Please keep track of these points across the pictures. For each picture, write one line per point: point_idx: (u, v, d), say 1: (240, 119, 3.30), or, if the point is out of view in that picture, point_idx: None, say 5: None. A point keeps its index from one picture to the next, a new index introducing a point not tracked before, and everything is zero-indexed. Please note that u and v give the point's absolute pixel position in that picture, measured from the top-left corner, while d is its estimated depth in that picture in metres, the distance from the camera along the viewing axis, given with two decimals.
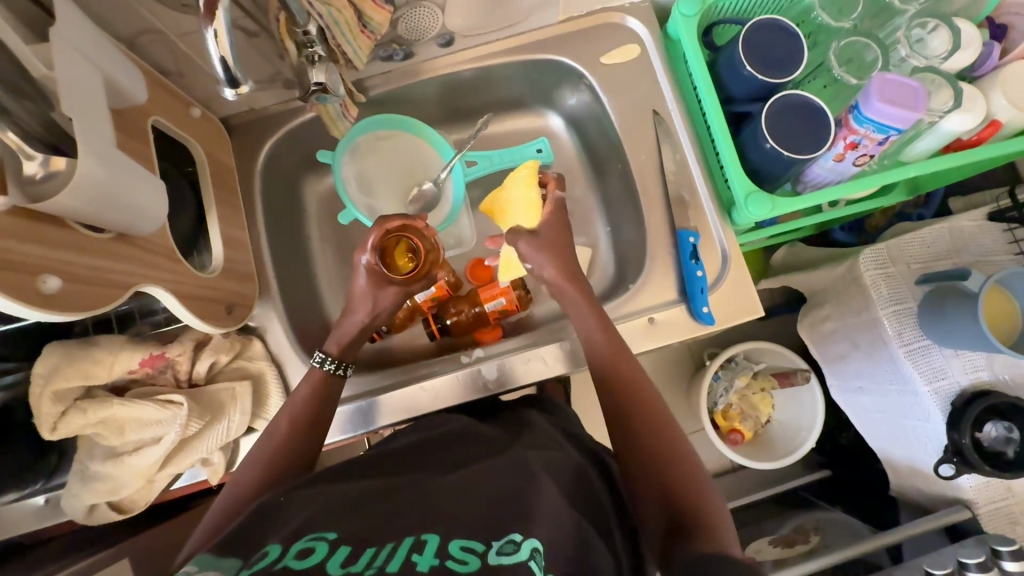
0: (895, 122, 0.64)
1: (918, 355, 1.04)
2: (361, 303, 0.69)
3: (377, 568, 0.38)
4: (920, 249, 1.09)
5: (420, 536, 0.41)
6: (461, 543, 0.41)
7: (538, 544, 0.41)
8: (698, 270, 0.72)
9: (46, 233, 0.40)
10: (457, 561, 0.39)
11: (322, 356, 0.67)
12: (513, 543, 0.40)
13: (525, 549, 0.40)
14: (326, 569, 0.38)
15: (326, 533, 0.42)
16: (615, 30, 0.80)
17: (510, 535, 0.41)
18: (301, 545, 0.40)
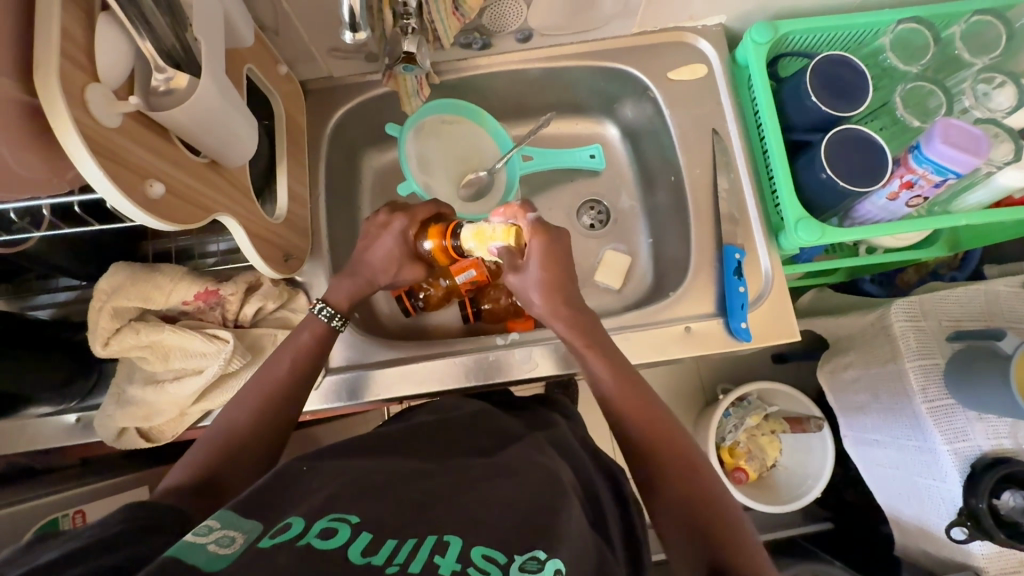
0: (954, 165, 0.65)
1: (941, 414, 1.03)
2: (385, 271, 0.68)
3: (398, 568, 0.34)
4: (956, 306, 1.08)
5: (442, 535, 0.37)
6: (483, 550, 0.36)
7: (562, 566, 0.35)
8: (740, 286, 0.74)
9: (158, 144, 0.43)
10: (478, 570, 0.34)
11: (331, 313, 0.63)
12: (536, 561, 0.35)
13: (549, 568, 0.35)
14: (348, 558, 0.34)
15: (351, 517, 0.38)
16: (686, 48, 0.83)
17: (533, 551, 0.36)
18: (324, 524, 0.37)
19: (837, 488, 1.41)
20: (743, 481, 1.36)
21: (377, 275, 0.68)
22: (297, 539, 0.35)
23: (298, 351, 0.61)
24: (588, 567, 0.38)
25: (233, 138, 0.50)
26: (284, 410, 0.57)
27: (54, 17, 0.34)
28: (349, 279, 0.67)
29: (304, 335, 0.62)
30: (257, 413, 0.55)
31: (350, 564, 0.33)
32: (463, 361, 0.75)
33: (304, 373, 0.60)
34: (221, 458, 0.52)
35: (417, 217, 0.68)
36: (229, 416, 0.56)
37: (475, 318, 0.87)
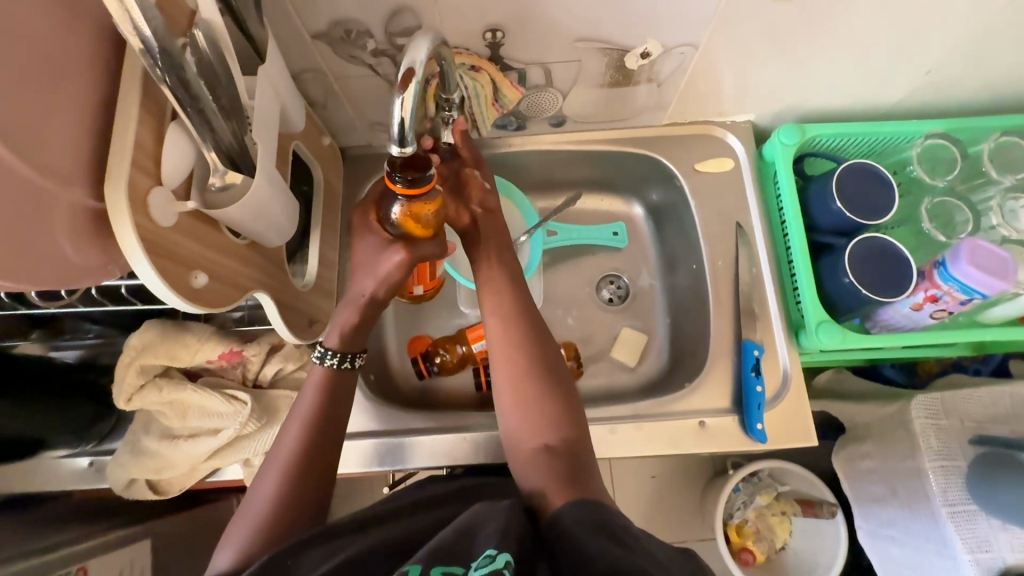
0: (980, 286, 0.65)
1: (962, 520, 0.99)
2: (365, 272, 0.57)
3: None
4: (979, 408, 1.05)
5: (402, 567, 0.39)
6: (442, 568, 0.39)
7: (510, 557, 0.39)
8: (757, 384, 0.73)
9: (207, 234, 0.45)
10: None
11: (322, 349, 0.55)
12: (488, 557, 0.39)
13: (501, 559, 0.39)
14: None
15: None
16: (714, 142, 0.85)
17: (486, 551, 0.40)
18: None
19: None
20: (749, 564, 1.31)
21: (360, 273, 0.57)
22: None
23: (304, 402, 0.53)
24: None
25: (276, 223, 0.52)
26: (301, 482, 0.49)
27: (130, 133, 0.37)
28: (344, 304, 0.57)
29: (308, 387, 0.54)
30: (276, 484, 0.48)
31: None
32: (474, 439, 0.74)
33: (315, 425, 0.52)
34: (260, 545, 0.45)
35: (370, 202, 0.58)
36: (253, 489, 0.49)
37: (488, 387, 0.87)
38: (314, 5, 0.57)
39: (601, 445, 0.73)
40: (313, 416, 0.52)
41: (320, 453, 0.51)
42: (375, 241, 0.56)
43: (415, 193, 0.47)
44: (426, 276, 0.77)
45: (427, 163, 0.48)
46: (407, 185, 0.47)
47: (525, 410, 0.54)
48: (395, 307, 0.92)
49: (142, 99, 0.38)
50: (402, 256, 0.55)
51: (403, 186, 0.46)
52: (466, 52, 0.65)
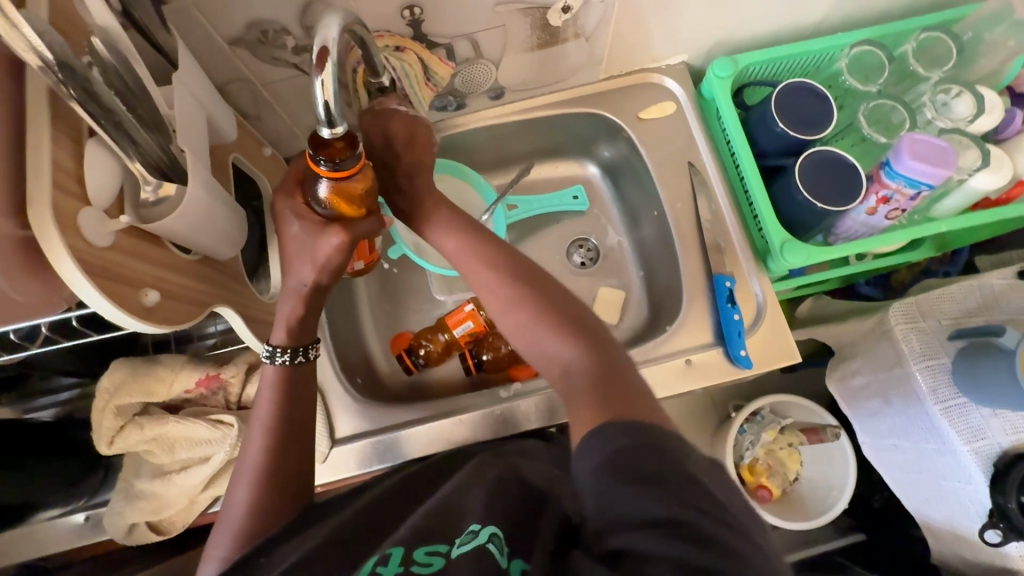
0: (926, 178, 0.67)
1: (955, 413, 1.03)
2: (297, 265, 0.52)
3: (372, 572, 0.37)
4: (952, 304, 1.09)
5: (386, 549, 0.40)
6: (427, 547, 0.39)
7: (497, 530, 0.40)
8: (734, 313, 0.74)
9: (148, 251, 0.44)
10: (422, 565, 0.38)
11: (270, 346, 0.52)
12: (470, 533, 0.40)
13: (484, 533, 0.39)
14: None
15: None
16: (653, 88, 0.86)
17: (469, 526, 0.41)
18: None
19: (865, 496, 1.41)
20: (767, 500, 1.39)
21: (296, 264, 0.52)
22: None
23: (264, 408, 0.51)
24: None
25: (222, 232, 0.51)
26: (275, 486, 0.48)
27: (44, 154, 0.36)
28: (285, 295, 0.54)
29: (264, 391, 0.52)
30: (246, 493, 0.47)
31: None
32: (474, 418, 0.74)
33: (279, 430, 0.50)
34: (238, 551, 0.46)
35: (295, 185, 0.53)
36: (225, 499, 0.49)
37: (477, 369, 0.87)
38: (223, 9, 0.56)
39: None
40: (275, 422, 0.50)
41: (289, 457, 0.50)
42: (305, 226, 0.51)
43: (342, 175, 0.45)
44: (364, 249, 0.70)
45: (353, 141, 0.46)
46: (334, 168, 0.45)
47: (534, 337, 0.50)
48: (371, 309, 0.92)
49: (52, 119, 0.37)
50: (340, 237, 0.50)
51: (329, 170, 0.44)
52: (387, 34, 0.65)
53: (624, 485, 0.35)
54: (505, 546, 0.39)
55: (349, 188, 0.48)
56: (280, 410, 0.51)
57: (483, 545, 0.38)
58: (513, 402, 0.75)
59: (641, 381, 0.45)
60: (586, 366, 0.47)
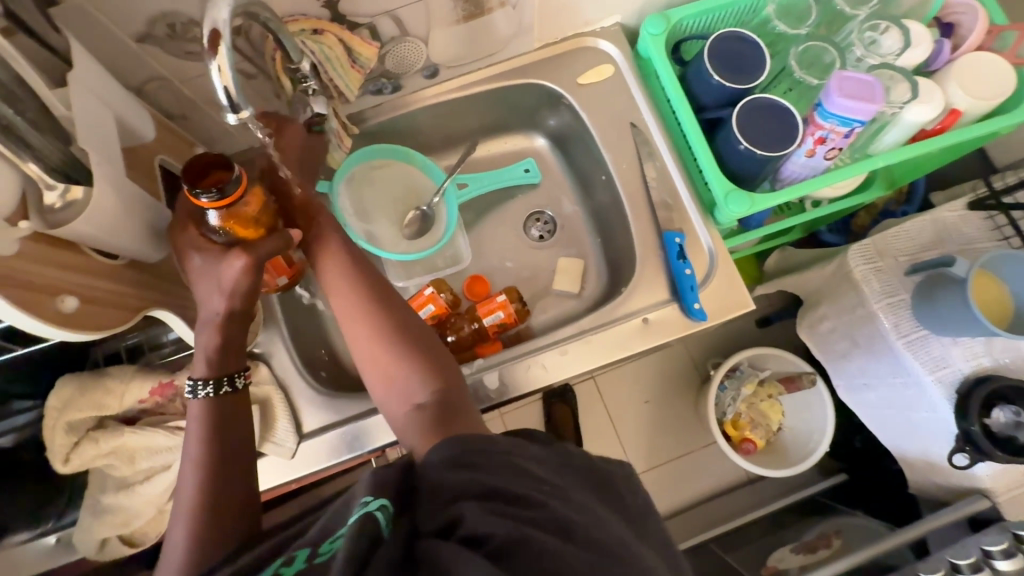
0: (857, 114, 0.68)
1: (917, 346, 1.06)
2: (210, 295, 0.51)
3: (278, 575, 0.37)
4: (908, 241, 1.11)
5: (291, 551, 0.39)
6: (325, 539, 0.39)
7: (387, 501, 0.40)
8: (686, 268, 0.75)
9: (61, 256, 0.44)
10: (323, 554, 0.37)
11: (191, 381, 0.52)
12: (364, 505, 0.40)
13: (373, 504, 0.39)
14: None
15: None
16: (589, 52, 0.85)
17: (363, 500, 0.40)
18: None
19: (845, 438, 1.45)
20: (751, 451, 1.43)
21: (206, 297, 0.52)
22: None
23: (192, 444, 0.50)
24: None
25: (145, 234, 0.50)
26: (216, 518, 0.47)
27: None
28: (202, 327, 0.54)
29: (191, 427, 0.51)
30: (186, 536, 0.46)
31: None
32: None
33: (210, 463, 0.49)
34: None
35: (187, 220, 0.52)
36: (167, 542, 0.47)
37: None
38: (123, 5, 0.54)
39: (557, 368, 0.74)
40: (204, 458, 0.49)
41: (227, 486, 0.49)
42: (207, 257, 0.51)
43: (225, 202, 0.46)
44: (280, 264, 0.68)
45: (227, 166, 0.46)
46: (214, 198, 0.45)
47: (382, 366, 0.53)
48: None
49: None
50: (243, 261, 0.50)
51: (208, 200, 0.45)
52: (302, 18, 0.63)
53: (462, 470, 0.41)
54: (392, 515, 0.39)
55: (239, 213, 0.48)
56: (208, 446, 0.50)
57: (369, 517, 0.38)
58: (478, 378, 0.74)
59: (476, 419, 0.50)
60: (430, 401, 0.50)
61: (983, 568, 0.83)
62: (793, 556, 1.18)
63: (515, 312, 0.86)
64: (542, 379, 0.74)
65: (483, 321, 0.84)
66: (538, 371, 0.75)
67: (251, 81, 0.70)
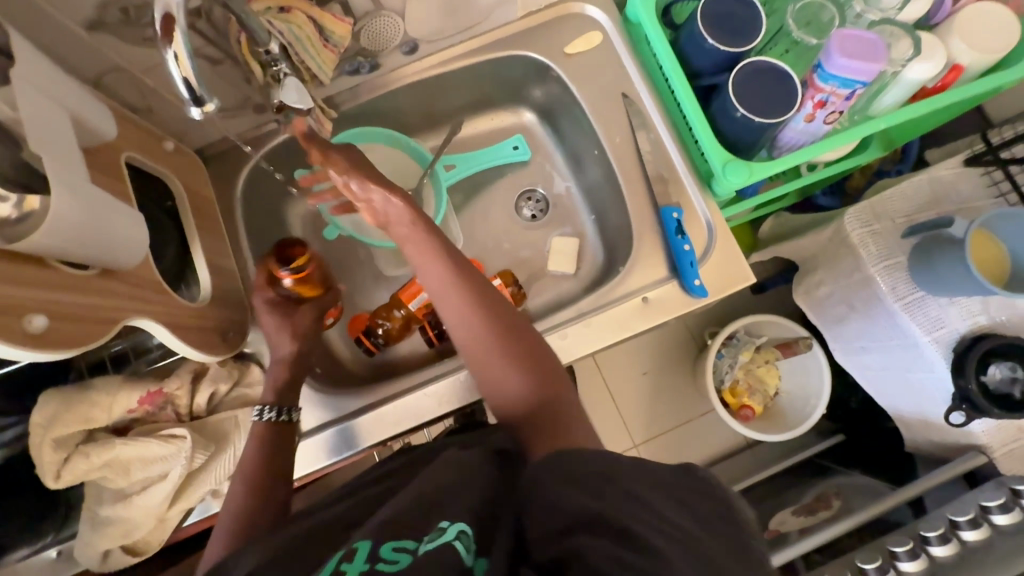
0: (859, 76, 0.65)
1: (914, 307, 1.06)
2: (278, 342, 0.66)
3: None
4: (904, 201, 1.10)
5: (352, 543, 0.38)
6: (392, 544, 0.38)
7: (465, 526, 0.40)
8: (685, 244, 0.73)
9: (24, 272, 0.41)
10: (388, 562, 0.36)
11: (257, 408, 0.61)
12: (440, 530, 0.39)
13: (451, 531, 0.39)
14: None
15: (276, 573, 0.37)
16: (575, 20, 0.81)
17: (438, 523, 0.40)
18: None
19: (842, 399, 1.47)
20: (750, 417, 1.44)
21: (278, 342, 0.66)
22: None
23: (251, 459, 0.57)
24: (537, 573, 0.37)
25: (115, 240, 0.47)
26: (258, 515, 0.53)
27: None
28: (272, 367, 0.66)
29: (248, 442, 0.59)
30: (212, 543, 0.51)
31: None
32: (442, 388, 0.73)
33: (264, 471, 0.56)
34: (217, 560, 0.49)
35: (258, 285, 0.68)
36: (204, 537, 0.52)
37: (440, 339, 0.85)
38: None
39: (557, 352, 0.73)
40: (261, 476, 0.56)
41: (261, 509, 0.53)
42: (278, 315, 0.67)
43: (301, 271, 0.64)
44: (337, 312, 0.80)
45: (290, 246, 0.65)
46: (294, 270, 0.64)
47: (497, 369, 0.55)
48: None
49: None
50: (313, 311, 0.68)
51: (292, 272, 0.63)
52: None
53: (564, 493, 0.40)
54: (472, 543, 0.39)
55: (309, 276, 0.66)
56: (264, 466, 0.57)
57: (450, 544, 0.38)
58: None
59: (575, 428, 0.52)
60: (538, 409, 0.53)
61: (982, 523, 0.84)
62: (794, 518, 1.20)
63: (512, 296, 0.84)
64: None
65: None
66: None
67: (218, 66, 0.65)
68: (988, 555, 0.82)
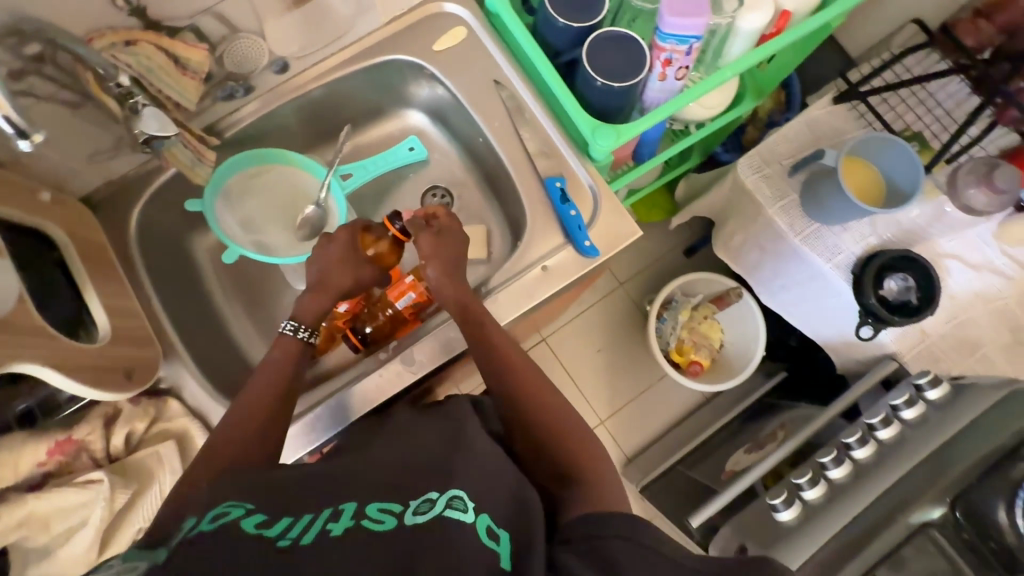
0: (692, 30, 0.71)
1: (813, 239, 1.13)
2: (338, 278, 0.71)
3: (291, 537, 0.38)
4: (786, 144, 1.18)
5: (338, 505, 0.42)
6: (379, 505, 0.42)
7: (457, 494, 0.43)
8: (571, 210, 0.77)
9: None
10: (373, 521, 0.41)
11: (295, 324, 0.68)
12: (428, 502, 0.42)
13: (441, 502, 0.42)
14: (241, 529, 0.38)
15: (245, 503, 0.42)
16: (439, 18, 0.85)
17: (426, 495, 0.43)
18: (217, 510, 0.41)
19: (782, 339, 1.54)
20: (699, 372, 1.51)
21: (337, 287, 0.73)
22: (189, 530, 0.39)
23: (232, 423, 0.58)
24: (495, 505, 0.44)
25: None
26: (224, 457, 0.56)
27: None
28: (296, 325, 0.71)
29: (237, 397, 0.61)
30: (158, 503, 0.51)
31: (243, 533, 0.38)
32: (368, 387, 0.76)
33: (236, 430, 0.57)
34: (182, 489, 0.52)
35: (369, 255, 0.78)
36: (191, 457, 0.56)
37: (364, 344, 0.87)
38: None
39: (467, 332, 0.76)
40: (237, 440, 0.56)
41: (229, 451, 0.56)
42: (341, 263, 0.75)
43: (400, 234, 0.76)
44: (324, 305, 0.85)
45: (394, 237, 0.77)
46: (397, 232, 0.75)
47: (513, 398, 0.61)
48: (242, 322, 0.89)
49: None
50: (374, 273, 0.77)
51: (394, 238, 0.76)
52: (110, 32, 0.62)
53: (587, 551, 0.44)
54: (464, 508, 0.42)
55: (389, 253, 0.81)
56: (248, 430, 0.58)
57: (442, 514, 0.41)
58: (398, 358, 0.76)
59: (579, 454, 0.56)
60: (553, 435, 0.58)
61: (893, 420, 0.90)
62: (745, 456, 1.26)
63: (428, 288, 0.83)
64: (460, 342, 0.77)
65: (396, 306, 0.83)
66: (454, 338, 0.77)
67: (79, 110, 0.66)
68: (899, 448, 0.87)
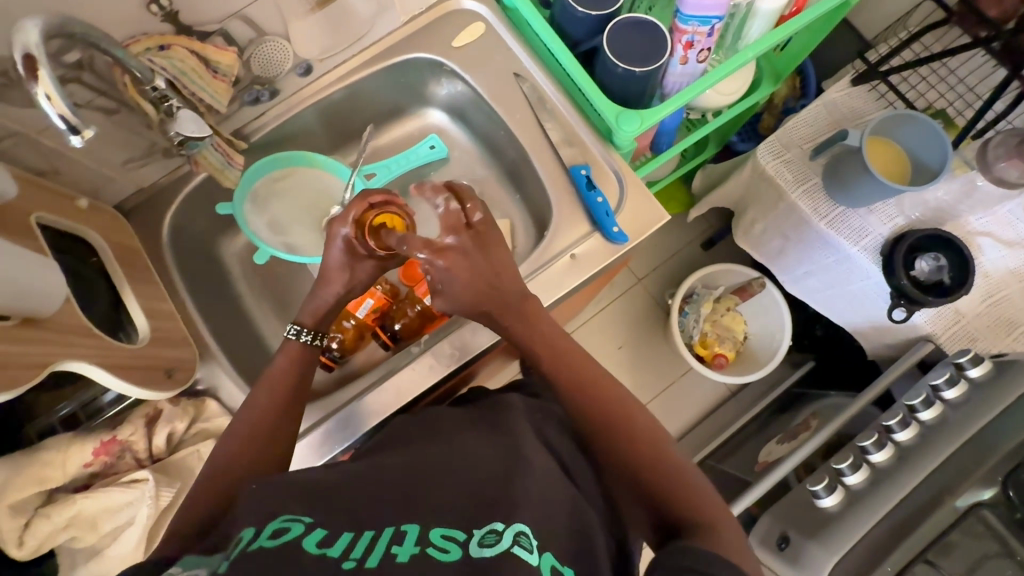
0: (714, 11, 0.71)
1: (838, 223, 1.12)
2: (337, 277, 0.67)
3: (354, 560, 0.35)
4: (805, 128, 1.17)
5: (399, 526, 0.39)
6: (442, 530, 0.39)
7: (523, 528, 0.40)
8: (597, 197, 0.77)
9: None
10: (438, 550, 0.37)
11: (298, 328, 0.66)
12: (493, 534, 0.39)
13: (508, 536, 0.39)
14: (302, 549, 0.36)
15: (303, 515, 0.39)
16: (456, 15, 0.86)
17: (490, 525, 0.40)
18: (275, 525, 0.37)
19: (808, 328, 1.51)
20: (725, 364, 1.49)
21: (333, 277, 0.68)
22: (246, 544, 0.36)
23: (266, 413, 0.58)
24: (552, 524, 0.43)
25: (26, 289, 0.49)
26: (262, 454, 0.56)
27: None
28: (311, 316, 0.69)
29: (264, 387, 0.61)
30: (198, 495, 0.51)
31: (305, 554, 0.35)
32: (400, 383, 0.76)
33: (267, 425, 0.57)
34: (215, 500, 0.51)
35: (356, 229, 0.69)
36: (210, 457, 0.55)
37: (393, 342, 0.88)
38: None
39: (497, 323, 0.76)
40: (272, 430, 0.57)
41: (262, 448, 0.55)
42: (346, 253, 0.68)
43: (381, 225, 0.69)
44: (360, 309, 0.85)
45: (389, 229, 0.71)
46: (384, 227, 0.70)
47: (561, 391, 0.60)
48: (272, 325, 0.90)
49: None
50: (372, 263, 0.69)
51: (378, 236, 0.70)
52: (144, 36, 0.63)
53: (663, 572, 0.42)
54: (531, 545, 0.38)
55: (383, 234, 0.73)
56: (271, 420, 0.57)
57: (509, 551, 0.37)
58: (429, 352, 0.76)
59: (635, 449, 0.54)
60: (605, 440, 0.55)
61: (935, 401, 0.87)
62: (778, 446, 1.24)
63: None
64: (490, 334, 0.77)
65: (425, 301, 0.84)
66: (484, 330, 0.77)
67: (115, 116, 0.68)
68: (944, 429, 0.84)
